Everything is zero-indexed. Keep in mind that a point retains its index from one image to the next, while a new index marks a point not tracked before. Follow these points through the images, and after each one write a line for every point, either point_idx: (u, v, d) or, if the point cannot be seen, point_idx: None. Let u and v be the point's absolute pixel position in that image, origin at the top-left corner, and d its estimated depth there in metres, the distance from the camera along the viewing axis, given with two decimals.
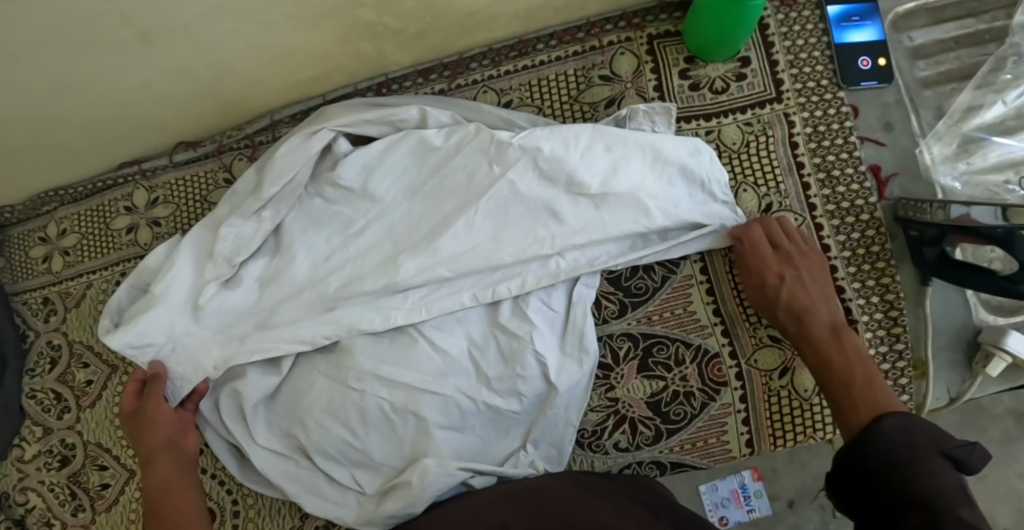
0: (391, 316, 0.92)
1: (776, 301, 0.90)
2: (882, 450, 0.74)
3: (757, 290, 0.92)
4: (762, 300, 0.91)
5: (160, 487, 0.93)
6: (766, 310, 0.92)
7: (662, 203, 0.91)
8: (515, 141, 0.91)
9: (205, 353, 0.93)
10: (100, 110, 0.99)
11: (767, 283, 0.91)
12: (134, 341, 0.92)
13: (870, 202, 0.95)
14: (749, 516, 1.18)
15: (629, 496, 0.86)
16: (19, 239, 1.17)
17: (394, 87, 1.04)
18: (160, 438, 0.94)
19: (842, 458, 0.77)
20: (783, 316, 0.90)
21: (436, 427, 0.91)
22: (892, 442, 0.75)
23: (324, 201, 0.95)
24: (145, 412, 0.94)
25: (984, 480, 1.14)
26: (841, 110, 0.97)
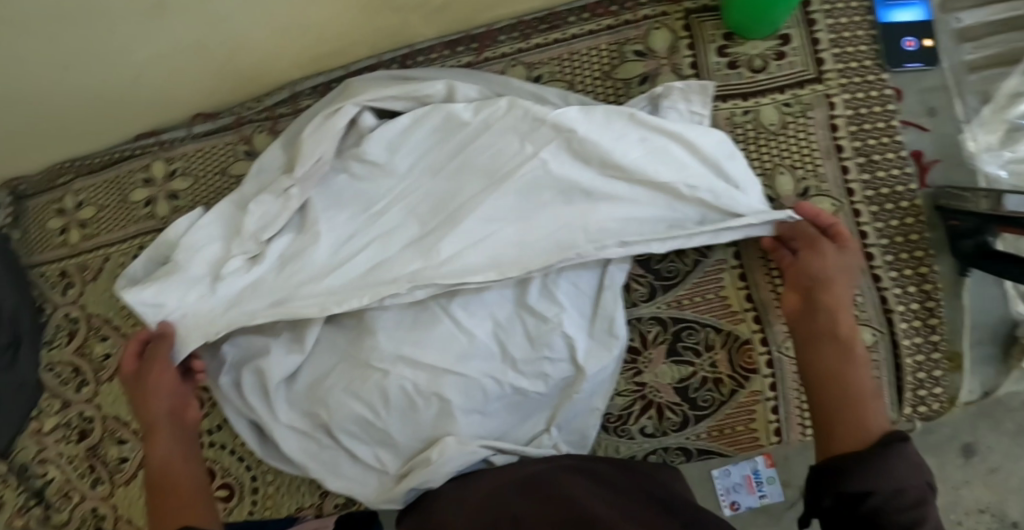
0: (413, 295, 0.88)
1: (846, 283, 0.86)
2: (889, 479, 0.70)
3: (833, 261, 0.86)
4: (835, 271, 0.85)
5: (162, 460, 0.91)
6: (824, 280, 0.85)
7: (700, 193, 0.87)
8: (551, 117, 0.88)
9: (215, 323, 0.91)
10: (110, 84, 0.97)
11: (845, 262, 0.86)
12: (150, 299, 0.91)
13: (910, 189, 0.93)
14: (760, 503, 1.16)
15: (643, 489, 0.81)
16: (37, 210, 1.16)
17: (419, 59, 1.00)
18: (161, 411, 0.93)
19: (841, 479, 0.72)
20: (842, 297, 0.85)
21: (459, 410, 0.88)
22: (899, 470, 0.71)
23: (349, 177, 0.93)
24: (146, 383, 0.93)
25: (996, 473, 1.13)
26: (884, 92, 0.94)
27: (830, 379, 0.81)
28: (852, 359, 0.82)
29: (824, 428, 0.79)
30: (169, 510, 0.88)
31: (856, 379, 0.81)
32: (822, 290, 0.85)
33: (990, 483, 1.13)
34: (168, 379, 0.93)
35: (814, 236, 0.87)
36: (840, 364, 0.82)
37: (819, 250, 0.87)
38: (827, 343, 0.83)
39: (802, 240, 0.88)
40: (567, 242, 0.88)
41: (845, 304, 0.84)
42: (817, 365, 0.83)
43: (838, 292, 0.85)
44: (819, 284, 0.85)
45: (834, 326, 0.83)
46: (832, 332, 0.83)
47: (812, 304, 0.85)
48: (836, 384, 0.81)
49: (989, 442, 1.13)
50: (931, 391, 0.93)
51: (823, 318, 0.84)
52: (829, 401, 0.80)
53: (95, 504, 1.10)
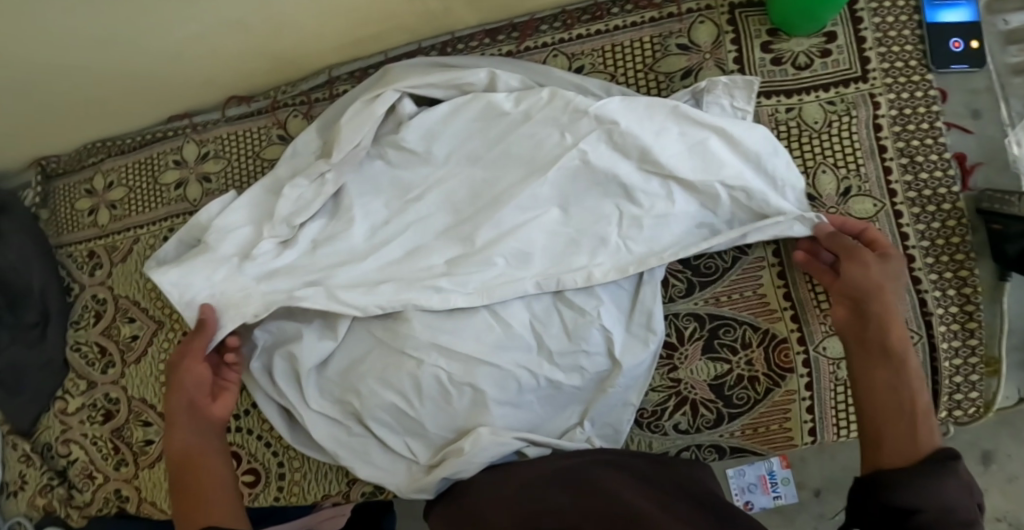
0: (448, 298, 0.87)
1: (893, 294, 0.83)
2: (941, 497, 0.69)
3: (877, 272, 0.83)
4: (880, 281, 0.82)
5: (184, 452, 0.87)
6: (869, 291, 0.82)
7: (736, 192, 0.86)
8: (593, 110, 0.87)
9: (246, 302, 0.90)
10: (149, 60, 0.96)
11: (889, 272, 0.83)
12: (178, 280, 0.90)
13: (953, 191, 0.92)
14: (774, 504, 1.16)
15: (679, 486, 0.79)
16: (66, 190, 1.16)
17: (460, 47, 0.99)
18: (187, 401, 0.90)
19: (890, 490, 0.71)
20: (892, 308, 0.82)
21: (493, 401, 0.88)
22: (952, 489, 0.70)
23: (385, 163, 0.92)
24: (177, 371, 0.90)
25: (1015, 481, 1.12)
26: (929, 93, 0.92)
27: (879, 393, 0.79)
28: (903, 373, 0.79)
29: (874, 442, 0.77)
30: (186, 504, 0.82)
31: (908, 394, 0.79)
32: (869, 301, 0.82)
33: (1008, 492, 1.13)
34: (199, 369, 0.90)
35: (854, 245, 0.84)
36: (890, 379, 0.79)
37: (860, 259, 0.84)
38: (877, 356, 0.80)
39: (841, 249, 0.85)
40: (604, 233, 0.88)
41: (896, 316, 0.81)
42: (866, 378, 0.81)
43: (887, 303, 0.82)
44: (864, 295, 0.82)
45: (885, 339, 0.80)
46: (883, 345, 0.80)
47: (861, 316, 0.82)
48: (886, 398, 0.79)
49: (1008, 450, 1.13)
50: (967, 396, 0.92)
51: (872, 330, 0.81)
52: (878, 416, 0.78)
53: (118, 485, 1.09)
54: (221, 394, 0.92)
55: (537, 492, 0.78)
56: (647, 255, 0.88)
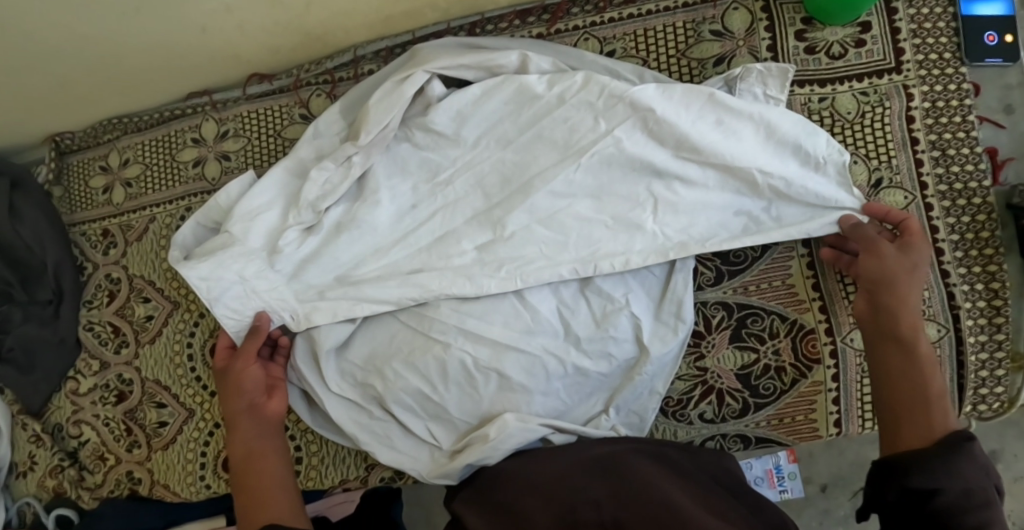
0: (483, 284, 0.87)
1: (910, 283, 0.82)
2: (958, 478, 0.70)
3: (894, 263, 0.82)
4: (898, 272, 0.82)
5: (248, 453, 0.87)
6: (883, 283, 0.82)
7: (774, 180, 0.85)
8: (628, 95, 0.86)
9: (283, 302, 0.90)
10: (177, 33, 0.94)
11: (908, 262, 0.82)
12: (206, 273, 0.88)
13: (984, 185, 0.91)
14: (780, 498, 1.12)
15: (709, 471, 0.81)
16: (80, 166, 1.14)
17: (488, 28, 0.99)
18: (244, 402, 0.89)
19: (908, 473, 0.72)
20: (907, 297, 0.81)
21: (520, 386, 0.87)
22: (967, 471, 0.71)
23: (412, 146, 0.91)
24: (232, 375, 0.90)
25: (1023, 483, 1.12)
26: (962, 86, 0.92)
27: (894, 382, 0.80)
28: (917, 361, 0.79)
29: (892, 427, 0.78)
30: (257, 507, 0.83)
31: (922, 381, 0.79)
32: (884, 293, 0.82)
33: (1015, 491, 1.12)
34: (254, 368, 0.90)
35: (873, 237, 0.84)
36: (904, 367, 0.80)
37: (878, 251, 0.83)
38: (892, 345, 0.81)
39: (861, 241, 0.84)
40: (638, 221, 0.87)
41: (910, 305, 0.81)
42: (881, 367, 0.81)
43: (902, 293, 0.81)
44: (879, 288, 0.82)
45: (899, 329, 0.81)
46: (897, 335, 0.81)
47: (876, 307, 0.82)
48: (901, 386, 0.79)
49: (1016, 450, 1.13)
50: (992, 391, 0.92)
51: (886, 321, 0.81)
52: (891, 403, 0.79)
53: (131, 467, 1.07)
54: (276, 391, 0.91)
55: (561, 476, 0.77)
56: (685, 242, 0.87)
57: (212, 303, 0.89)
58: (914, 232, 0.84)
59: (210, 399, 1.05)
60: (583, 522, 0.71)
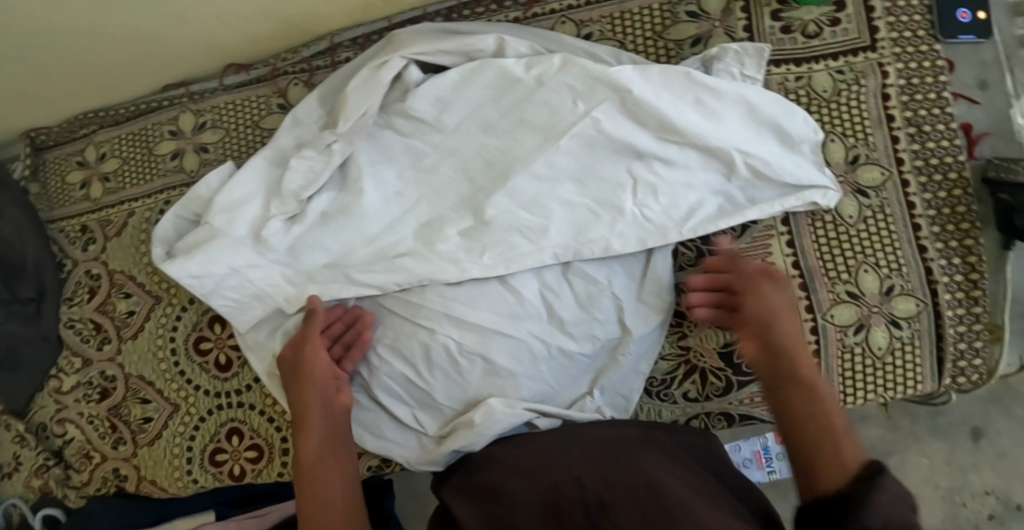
0: (467, 269, 0.87)
1: (789, 323, 0.82)
2: (883, 513, 0.66)
3: (774, 301, 0.83)
4: (778, 308, 0.82)
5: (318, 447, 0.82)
6: (767, 323, 0.82)
7: (753, 160, 0.86)
8: (606, 77, 0.86)
9: (277, 288, 0.90)
10: (153, 23, 0.94)
11: (784, 301, 0.84)
12: (196, 271, 0.89)
13: (959, 160, 0.92)
14: (769, 479, 1.13)
15: (694, 456, 0.80)
16: (57, 162, 1.13)
17: (465, 13, 1.00)
18: (317, 396, 0.85)
19: (841, 521, 0.67)
20: (790, 335, 0.81)
21: (505, 371, 0.87)
22: (884, 502, 0.67)
23: (393, 133, 0.91)
24: (306, 363, 0.86)
25: (1005, 458, 1.14)
26: (936, 63, 0.93)
27: (797, 422, 0.77)
28: (816, 395, 0.77)
29: (807, 469, 0.74)
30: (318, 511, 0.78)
31: (825, 415, 0.76)
32: (771, 332, 0.81)
33: (998, 466, 1.14)
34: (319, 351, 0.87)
35: (751, 274, 0.84)
36: (806, 404, 0.77)
37: (760, 288, 0.83)
38: (791, 384, 0.79)
39: (740, 281, 0.84)
40: (618, 203, 0.87)
41: (796, 342, 0.81)
42: (784, 406, 0.78)
43: (785, 334, 0.81)
44: (766, 327, 0.82)
45: (790, 363, 0.79)
46: (789, 373, 0.79)
47: (767, 347, 0.81)
48: (805, 425, 0.76)
49: (1000, 427, 1.14)
50: (971, 363, 0.92)
51: (776, 360, 0.80)
52: (802, 443, 0.75)
53: (117, 464, 1.07)
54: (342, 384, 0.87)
55: (545, 465, 0.76)
56: (667, 226, 0.87)
57: (210, 296, 0.90)
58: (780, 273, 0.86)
59: (195, 394, 1.05)
60: (566, 503, 0.69)
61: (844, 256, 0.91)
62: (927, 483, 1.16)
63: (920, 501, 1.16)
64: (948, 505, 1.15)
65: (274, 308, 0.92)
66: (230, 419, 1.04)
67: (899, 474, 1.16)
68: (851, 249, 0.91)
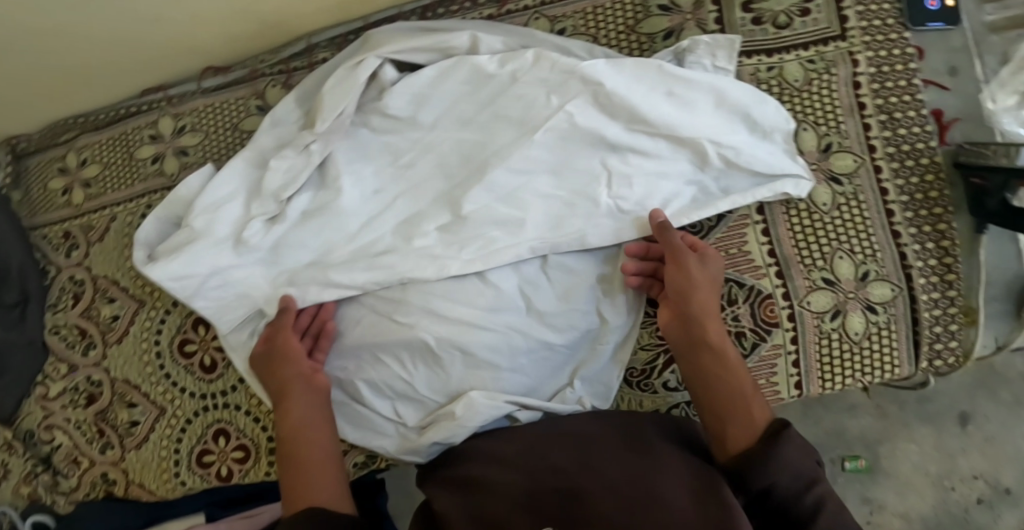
0: (446, 266, 0.87)
1: (708, 294, 0.85)
2: (787, 467, 0.71)
3: (696, 273, 0.85)
4: (697, 281, 0.84)
5: (293, 429, 0.82)
6: (687, 293, 0.84)
7: (725, 149, 0.87)
8: (578, 72, 0.87)
9: (257, 287, 0.91)
10: (129, 24, 0.94)
11: (707, 273, 0.86)
12: (178, 273, 0.89)
13: (930, 146, 0.93)
14: None
15: (658, 426, 0.79)
16: (38, 169, 1.13)
17: (440, 11, 1.01)
18: (291, 379, 0.86)
19: (746, 475, 0.71)
20: (707, 304, 0.84)
21: (486, 363, 0.87)
22: (790, 454, 0.72)
23: (371, 131, 0.92)
24: (277, 351, 0.87)
25: (991, 442, 1.15)
26: (906, 51, 0.94)
27: (710, 386, 0.80)
28: (729, 363, 0.80)
29: (715, 428, 0.78)
30: (297, 489, 0.78)
31: (737, 381, 0.79)
32: (693, 303, 0.83)
33: (985, 451, 1.16)
34: (295, 344, 0.88)
35: (679, 246, 0.85)
36: (719, 371, 0.80)
37: (682, 261, 0.85)
38: (705, 352, 0.81)
39: (668, 252, 0.85)
40: (594, 195, 0.88)
41: (712, 313, 0.83)
42: (698, 374, 0.81)
43: (703, 304, 0.83)
44: (687, 298, 0.84)
45: (708, 333, 0.82)
46: (704, 340, 0.82)
47: (687, 315, 0.83)
48: (715, 388, 0.79)
49: (985, 411, 1.16)
50: (947, 346, 0.94)
51: (693, 328, 0.82)
52: (714, 407, 0.78)
53: (104, 469, 1.06)
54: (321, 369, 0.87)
55: (524, 453, 0.77)
56: (641, 217, 0.88)
57: (192, 299, 0.90)
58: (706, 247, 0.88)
59: (181, 396, 1.05)
60: (541, 491, 0.69)
61: (818, 243, 0.92)
62: (916, 469, 1.17)
63: (910, 488, 1.17)
64: (937, 490, 1.16)
65: (257, 310, 0.92)
66: (216, 420, 1.04)
67: (887, 461, 1.17)
68: (826, 236, 0.92)
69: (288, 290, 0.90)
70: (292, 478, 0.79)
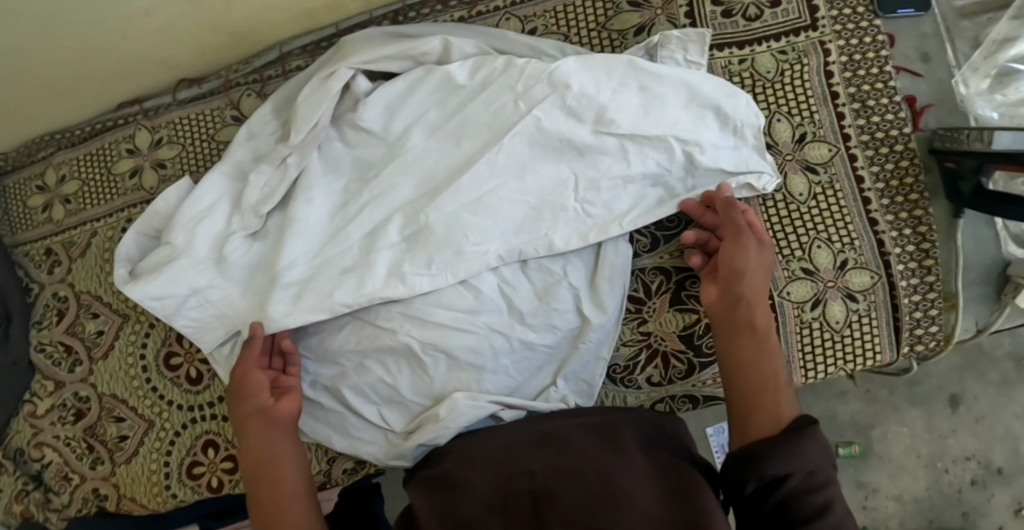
0: (417, 284, 0.87)
1: (761, 277, 0.83)
2: (804, 461, 0.69)
3: (754, 256, 0.84)
4: (752, 264, 0.83)
5: (259, 459, 0.83)
6: (741, 273, 0.83)
7: (696, 145, 0.88)
8: (548, 73, 0.87)
9: (236, 308, 0.90)
10: (99, 39, 0.94)
11: (763, 258, 0.85)
12: (157, 293, 0.89)
13: (904, 132, 0.94)
14: None
15: (635, 421, 0.81)
16: (17, 187, 1.13)
17: (412, 15, 1.02)
18: (252, 410, 0.85)
19: (763, 461, 0.69)
20: (756, 289, 0.82)
21: (468, 366, 0.88)
22: (811, 450, 0.70)
23: (344, 146, 0.92)
24: (237, 383, 0.86)
25: (981, 422, 1.16)
26: (877, 38, 0.95)
27: (747, 367, 0.78)
28: (767, 352, 0.79)
29: (741, 411, 0.76)
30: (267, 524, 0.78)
31: (771, 371, 0.78)
32: (742, 284, 0.82)
33: (976, 431, 1.16)
34: (257, 375, 0.86)
35: (742, 228, 0.85)
36: (755, 358, 0.79)
37: (742, 243, 0.84)
38: (745, 336, 0.80)
39: (730, 230, 0.85)
40: (561, 201, 0.88)
41: (761, 299, 0.82)
42: (732, 357, 0.80)
43: (752, 287, 0.82)
44: (738, 278, 0.82)
45: (750, 317, 0.80)
46: (750, 322, 0.80)
47: (737, 295, 0.82)
48: (752, 372, 0.78)
49: (975, 392, 1.16)
50: (928, 330, 0.94)
51: (739, 309, 0.81)
52: (743, 392, 0.77)
53: (96, 484, 1.06)
54: (285, 393, 0.87)
55: (505, 454, 0.77)
56: (608, 220, 0.89)
57: (173, 318, 0.90)
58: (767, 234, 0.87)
59: (169, 409, 1.05)
60: (517, 493, 0.70)
61: (797, 234, 0.92)
62: (908, 452, 1.17)
63: (903, 471, 1.17)
64: (930, 473, 1.17)
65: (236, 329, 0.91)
66: (205, 431, 1.04)
67: (880, 446, 1.18)
68: (803, 226, 0.92)
69: (255, 319, 0.88)
70: (261, 511, 0.80)
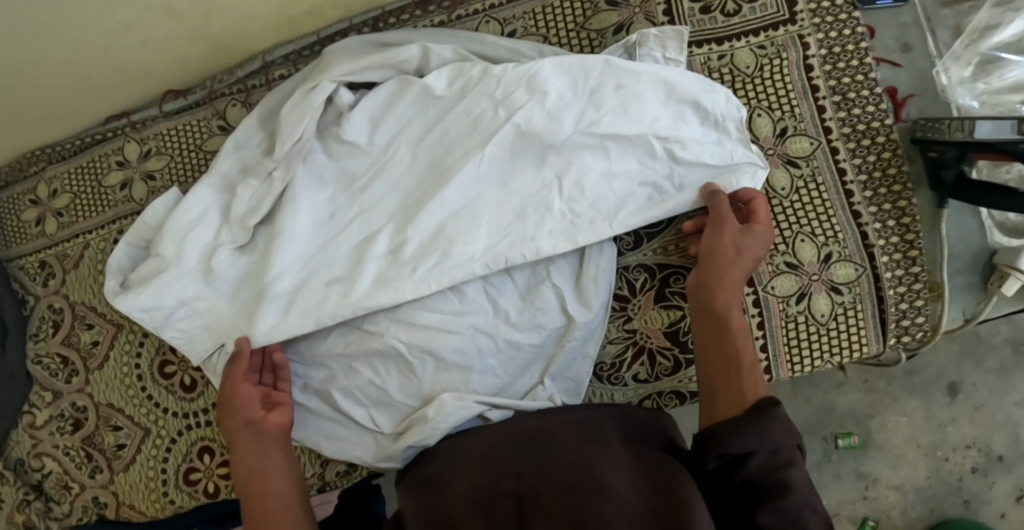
0: (399, 287, 0.87)
1: (735, 262, 0.84)
2: (767, 441, 0.70)
3: (727, 241, 0.85)
4: (725, 250, 0.84)
5: (249, 470, 0.83)
6: (711, 257, 0.85)
7: (675, 144, 0.88)
8: (525, 76, 0.88)
9: (224, 317, 0.91)
10: (82, 54, 0.95)
11: (741, 242, 0.85)
12: (146, 304, 0.90)
13: (886, 124, 0.94)
14: None
15: (618, 419, 0.81)
16: (9, 202, 1.14)
17: (391, 21, 1.03)
18: (242, 422, 0.86)
19: (725, 439, 0.71)
20: (728, 275, 0.83)
21: (454, 367, 0.88)
22: (775, 432, 0.70)
23: (329, 157, 0.93)
24: (227, 396, 0.87)
25: (979, 410, 1.15)
26: (857, 30, 0.95)
27: (713, 351, 0.81)
28: (730, 338, 0.80)
29: (709, 394, 0.79)
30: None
31: (733, 356, 0.79)
32: (708, 269, 0.84)
33: (975, 419, 1.16)
34: (246, 389, 0.87)
35: (720, 213, 0.86)
36: (719, 343, 0.81)
37: (718, 228, 0.86)
38: (712, 321, 0.82)
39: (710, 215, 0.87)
40: (546, 201, 0.89)
41: (732, 284, 0.83)
42: (701, 339, 0.83)
43: (721, 272, 0.84)
44: (708, 263, 0.85)
45: (716, 303, 0.82)
46: (717, 308, 0.82)
47: (706, 281, 0.84)
48: (716, 355, 0.81)
49: (973, 379, 1.16)
50: (914, 321, 0.94)
51: (706, 293, 0.83)
52: (708, 375, 0.80)
53: (96, 493, 1.07)
54: (276, 404, 0.88)
55: (491, 453, 0.77)
56: (594, 218, 0.89)
57: (161, 329, 0.91)
58: (762, 225, 0.86)
59: (164, 416, 1.06)
60: (500, 495, 0.70)
61: (780, 227, 0.92)
62: (907, 442, 1.17)
63: (904, 461, 1.17)
64: (930, 462, 1.17)
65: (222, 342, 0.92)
66: (200, 438, 1.05)
67: (879, 436, 1.18)
68: (787, 220, 0.92)
69: (243, 332, 0.89)
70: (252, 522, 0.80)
